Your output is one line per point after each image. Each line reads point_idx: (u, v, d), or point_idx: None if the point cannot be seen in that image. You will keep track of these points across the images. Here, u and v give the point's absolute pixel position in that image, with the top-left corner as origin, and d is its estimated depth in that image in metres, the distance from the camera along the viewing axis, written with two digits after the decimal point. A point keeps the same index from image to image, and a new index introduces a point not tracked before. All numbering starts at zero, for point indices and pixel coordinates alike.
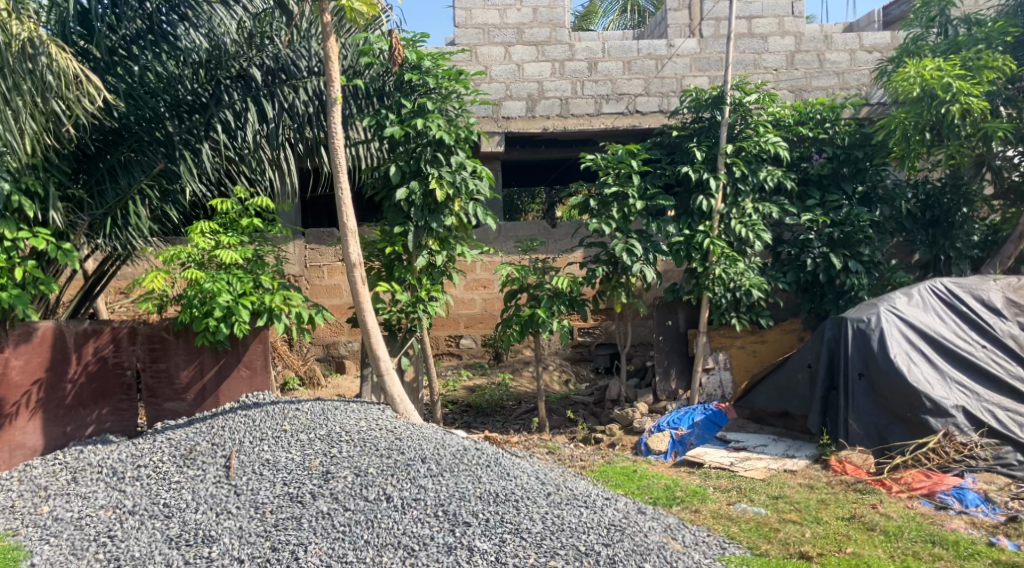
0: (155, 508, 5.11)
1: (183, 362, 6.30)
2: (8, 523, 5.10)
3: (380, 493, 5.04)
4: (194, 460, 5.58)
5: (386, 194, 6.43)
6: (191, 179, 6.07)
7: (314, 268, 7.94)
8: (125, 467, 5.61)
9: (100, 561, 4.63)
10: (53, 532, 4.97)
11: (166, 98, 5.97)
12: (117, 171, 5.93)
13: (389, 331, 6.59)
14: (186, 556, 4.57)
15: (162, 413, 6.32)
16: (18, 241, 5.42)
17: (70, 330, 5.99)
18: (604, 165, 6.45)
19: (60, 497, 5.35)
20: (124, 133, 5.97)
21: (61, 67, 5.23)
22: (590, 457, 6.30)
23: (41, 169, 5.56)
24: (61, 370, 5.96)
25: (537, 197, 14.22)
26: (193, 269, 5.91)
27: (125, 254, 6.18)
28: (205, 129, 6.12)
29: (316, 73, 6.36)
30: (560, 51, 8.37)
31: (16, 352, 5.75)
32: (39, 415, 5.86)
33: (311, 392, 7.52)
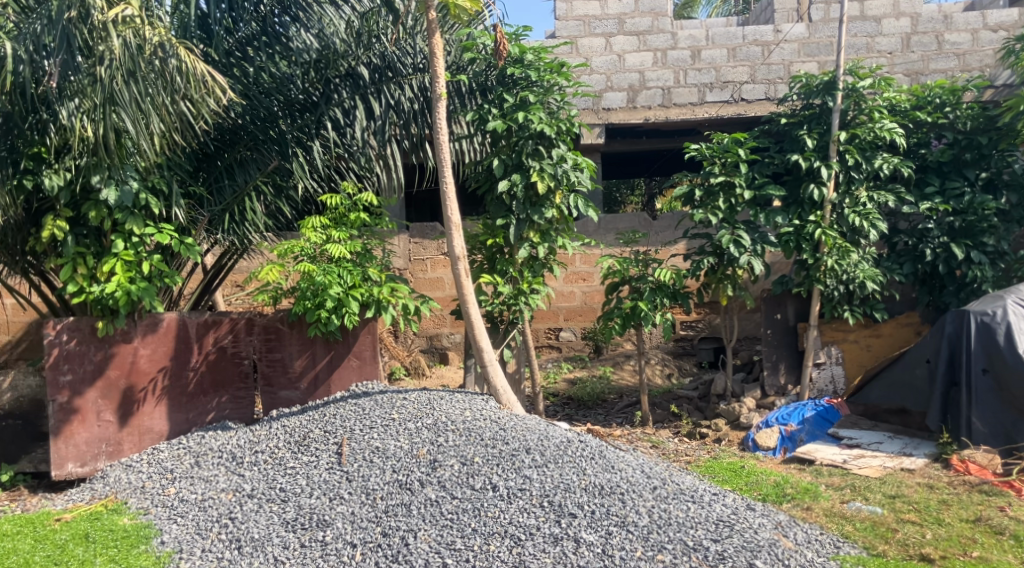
0: (272, 492, 5.38)
1: (298, 352, 6.46)
2: (140, 502, 5.48)
3: (486, 482, 5.16)
4: (308, 446, 5.81)
5: (488, 187, 6.46)
6: (304, 175, 6.26)
7: (417, 261, 7.97)
8: (244, 452, 5.88)
9: (224, 541, 4.96)
10: (181, 512, 5.31)
11: (280, 97, 6.21)
12: (234, 169, 6.22)
13: (491, 322, 6.63)
14: (302, 539, 4.86)
15: (278, 401, 6.47)
16: (145, 236, 5.78)
17: (193, 320, 6.22)
18: (710, 154, 6.27)
19: (185, 479, 5.66)
20: (241, 132, 6.23)
21: (190, 69, 5.52)
22: (695, 452, 6.21)
23: (166, 168, 5.89)
24: (184, 358, 6.19)
25: (637, 189, 14.28)
26: (306, 262, 6.13)
27: (243, 247, 6.41)
28: (316, 127, 6.32)
29: (422, 69, 6.45)
30: (662, 40, 8.28)
31: (143, 342, 6.04)
32: (164, 402, 6.14)
33: (416, 382, 7.60)
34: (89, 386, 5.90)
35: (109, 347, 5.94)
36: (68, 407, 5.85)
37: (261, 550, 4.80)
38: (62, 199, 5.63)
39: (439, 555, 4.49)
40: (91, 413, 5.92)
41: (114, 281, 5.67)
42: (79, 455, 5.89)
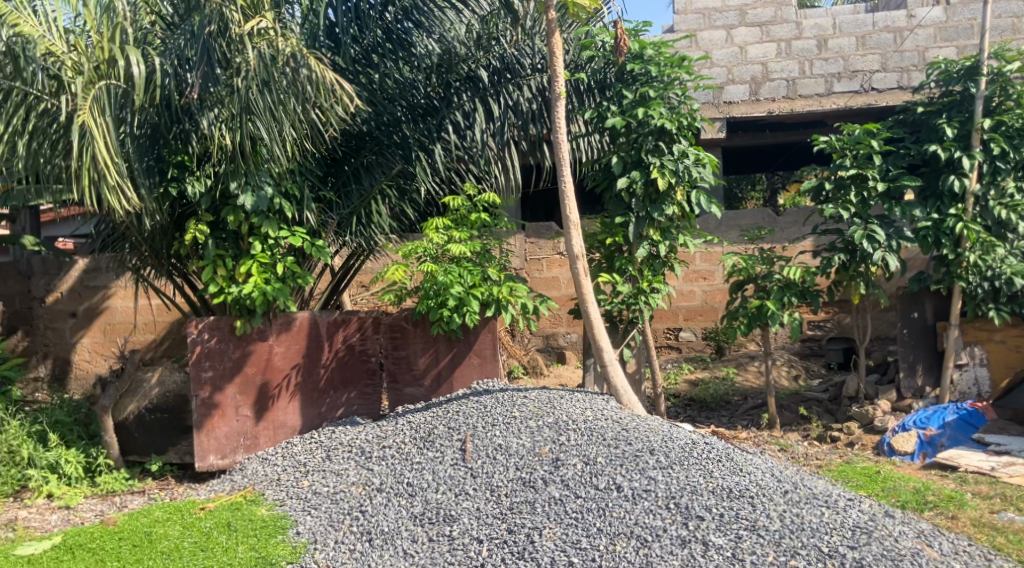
0: (400, 486, 5.52)
1: (422, 350, 6.59)
2: (276, 494, 5.73)
3: (610, 482, 5.13)
4: (433, 442, 5.93)
5: (607, 185, 6.39)
6: (427, 178, 6.44)
7: (533, 261, 8.00)
8: (372, 447, 6.05)
9: (356, 533, 5.13)
10: (314, 504, 5.52)
11: (403, 102, 6.38)
12: (361, 173, 6.43)
13: (611, 322, 6.58)
14: (430, 533, 4.97)
15: (403, 397, 6.63)
16: (279, 238, 6.07)
17: (324, 319, 6.44)
18: (840, 147, 6.05)
19: (318, 473, 5.87)
20: (366, 137, 6.43)
21: (319, 78, 5.69)
22: (826, 456, 6.00)
23: (298, 174, 6.16)
24: (316, 355, 6.42)
25: (758, 184, 14.02)
26: (429, 263, 6.28)
27: (369, 249, 6.62)
28: (438, 130, 6.43)
29: (540, 69, 6.54)
30: (786, 31, 8.02)
31: (279, 340, 6.29)
32: (297, 398, 6.38)
33: (535, 380, 7.59)
34: (228, 382, 6.17)
35: (247, 345, 6.21)
36: (210, 402, 6.12)
37: (391, 543, 4.94)
38: (204, 205, 5.95)
39: (565, 553, 4.49)
40: (231, 407, 6.17)
41: (252, 282, 5.95)
42: (220, 448, 6.16)
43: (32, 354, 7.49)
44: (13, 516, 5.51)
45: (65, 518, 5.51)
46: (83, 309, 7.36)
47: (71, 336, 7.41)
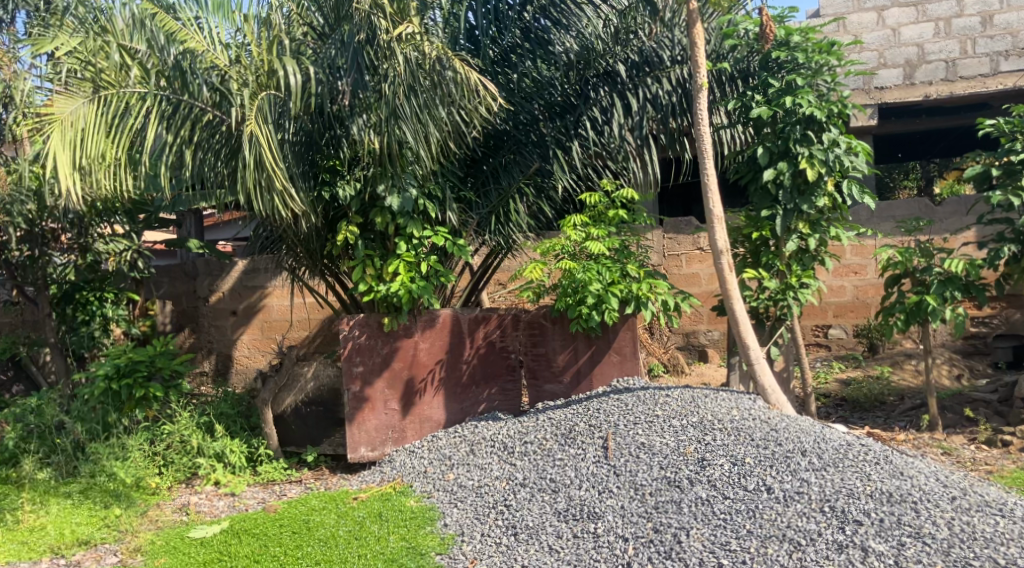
0: (543, 482, 5.57)
1: (561, 346, 6.61)
2: (423, 486, 5.89)
3: (760, 484, 4.98)
4: (575, 439, 5.94)
5: (752, 177, 6.25)
6: (564, 175, 6.39)
7: (672, 257, 7.87)
8: (515, 442, 6.12)
9: (501, 527, 5.21)
10: (460, 497, 5.64)
11: (541, 100, 6.41)
12: (500, 173, 6.52)
13: (756, 319, 6.41)
14: (574, 530, 4.98)
15: (543, 394, 6.67)
16: (423, 238, 6.28)
17: (465, 316, 6.57)
18: (1010, 130, 5.64)
19: (462, 466, 6.00)
20: (504, 137, 6.52)
21: (464, 79, 5.82)
22: (998, 461, 5.60)
23: (440, 176, 6.36)
24: (458, 352, 6.57)
25: (912, 173, 13.57)
26: (567, 260, 6.28)
27: (507, 247, 6.68)
28: (575, 127, 6.43)
29: (679, 61, 6.36)
30: (945, 9, 7.93)
31: (423, 336, 6.49)
32: (441, 393, 6.55)
33: (676, 378, 7.48)
34: (377, 376, 6.43)
35: (394, 341, 6.44)
36: (361, 396, 6.40)
37: (536, 537, 4.99)
38: (353, 208, 6.23)
39: (714, 554, 4.40)
40: (379, 401, 6.43)
41: (398, 280, 6.16)
42: (370, 440, 6.42)
43: (196, 350, 8.00)
44: (185, 500, 5.92)
45: (231, 504, 5.87)
46: (242, 307, 7.78)
47: (232, 333, 7.85)
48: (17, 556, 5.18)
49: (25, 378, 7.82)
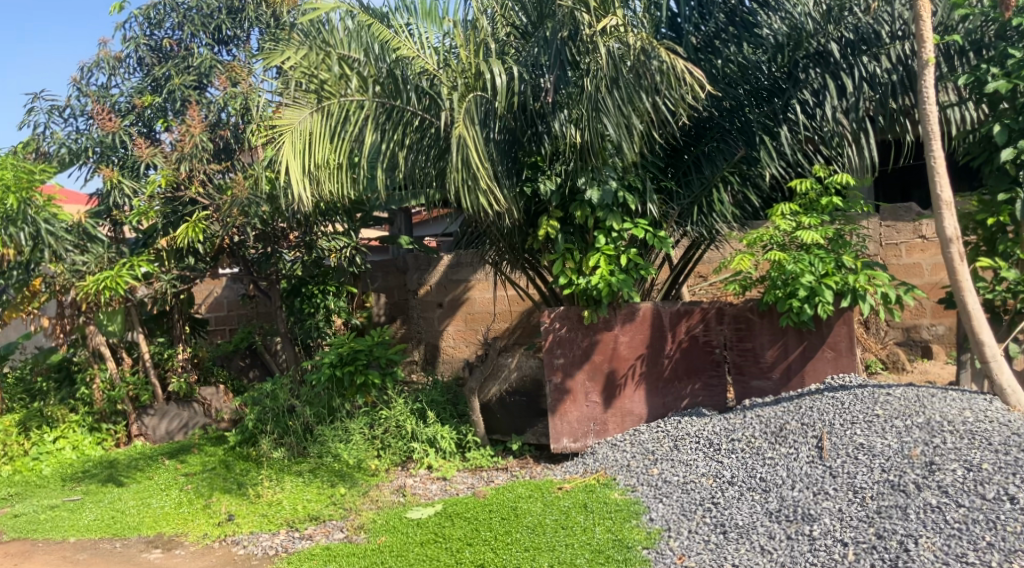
0: (753, 481, 5.39)
1: (769, 341, 6.39)
2: (628, 479, 5.88)
3: (1000, 493, 4.55)
4: (786, 438, 5.70)
5: (987, 158, 5.73)
6: (772, 162, 6.20)
7: (890, 247, 7.39)
8: (721, 439, 5.98)
9: (709, 524, 5.09)
10: (665, 492, 5.58)
11: (747, 85, 6.16)
12: (702, 162, 6.38)
13: (992, 313, 5.94)
14: (788, 531, 4.78)
15: (750, 390, 6.47)
16: (623, 231, 6.25)
17: (666, 310, 6.48)
18: None
19: (667, 461, 5.93)
20: (707, 125, 6.33)
21: (670, 67, 5.67)
22: None
23: (642, 167, 6.32)
24: (659, 346, 6.49)
25: None
26: (776, 251, 6.05)
27: (711, 239, 6.58)
28: (783, 112, 6.20)
29: (900, 37, 6.07)
30: None
31: (623, 329, 6.47)
32: (642, 386, 6.51)
33: (897, 376, 7.04)
34: (579, 369, 6.50)
35: (594, 334, 6.48)
36: (562, 388, 6.51)
37: (747, 537, 4.82)
38: (554, 201, 6.30)
39: None
40: (581, 393, 6.51)
41: (598, 274, 6.20)
42: (573, 432, 6.52)
43: (408, 339, 8.35)
44: (401, 483, 6.25)
45: (443, 488, 6.14)
46: (448, 299, 8.06)
47: (439, 324, 8.14)
48: (260, 527, 5.74)
49: (260, 364, 8.57)
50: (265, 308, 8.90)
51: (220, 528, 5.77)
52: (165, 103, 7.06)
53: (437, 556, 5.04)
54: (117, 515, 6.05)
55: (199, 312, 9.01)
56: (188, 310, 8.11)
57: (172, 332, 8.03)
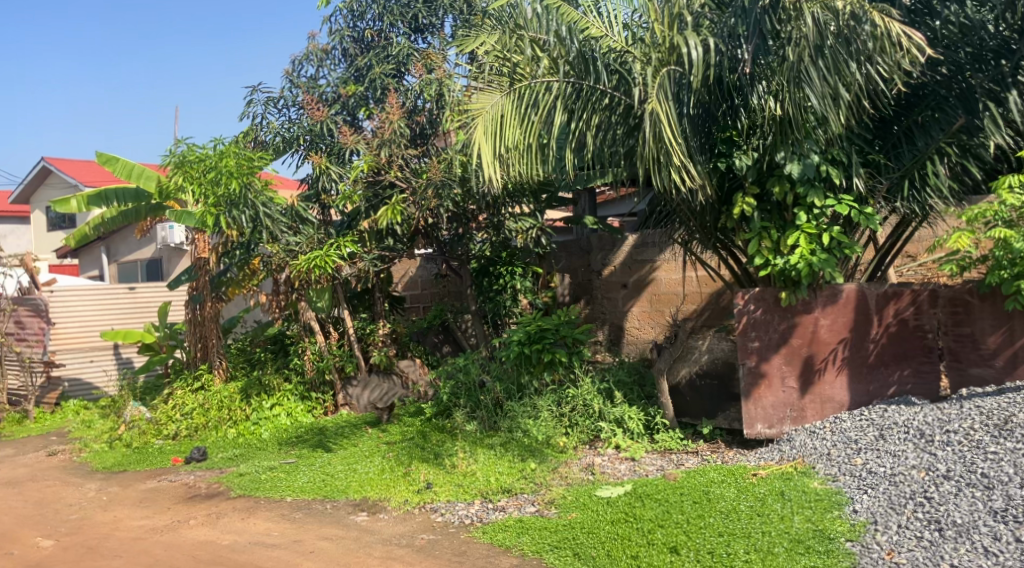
0: (973, 476, 4.93)
1: (991, 326, 5.95)
2: (828, 468, 5.57)
3: None
4: (1013, 432, 5.18)
5: None
6: (996, 131, 5.69)
7: None
8: (934, 431, 5.54)
9: (921, 520, 4.69)
10: (870, 483, 5.21)
11: (969, 47, 5.75)
12: (915, 133, 6.00)
13: None
14: (1017, 533, 4.31)
15: (967, 378, 6.06)
16: (825, 208, 5.98)
17: (873, 291, 6.17)
18: None
19: (872, 452, 5.56)
20: (923, 93, 5.98)
21: (883, 32, 5.27)
22: None
23: (847, 140, 6.01)
24: (864, 330, 6.19)
25: None
26: (1002, 228, 5.54)
27: (924, 216, 6.13)
28: (1012, 75, 5.74)
29: None
30: None
31: (824, 312, 6.20)
32: (844, 372, 6.22)
33: None
34: (775, 352, 6.30)
35: (793, 317, 6.26)
36: (756, 371, 6.31)
37: (967, 536, 4.40)
38: (750, 177, 6.12)
39: None
40: (777, 378, 6.29)
41: (798, 253, 5.97)
42: (767, 417, 6.32)
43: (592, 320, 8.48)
44: (590, 461, 6.30)
45: (632, 469, 6.11)
46: (632, 280, 8.02)
47: (623, 305, 8.13)
48: (456, 496, 5.97)
49: (452, 340, 8.79)
50: (456, 287, 9.27)
51: (420, 495, 6.06)
52: (366, 91, 7.40)
53: (627, 535, 4.99)
54: (327, 478, 6.51)
55: (395, 290, 9.50)
56: (388, 289, 8.79)
57: (373, 310, 8.66)
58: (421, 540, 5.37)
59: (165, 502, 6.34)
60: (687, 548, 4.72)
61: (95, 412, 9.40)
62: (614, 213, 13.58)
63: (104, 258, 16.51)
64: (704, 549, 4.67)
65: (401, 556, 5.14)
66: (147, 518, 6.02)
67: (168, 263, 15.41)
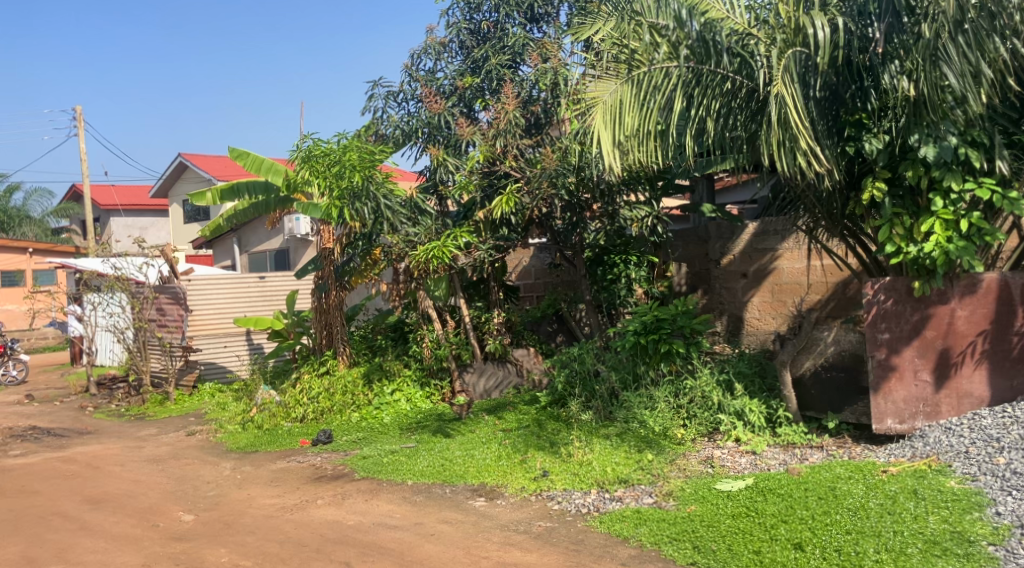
0: None
1: None
2: (967, 468, 5.26)
3: None
4: None
5: None
6: None
7: None
8: None
9: None
10: (1016, 485, 4.88)
11: None
12: None
13: None
14: None
15: None
16: (964, 192, 5.66)
17: (1018, 280, 5.76)
18: None
19: (1017, 451, 5.21)
20: None
21: None
22: None
23: (987, 119, 5.68)
24: (1008, 322, 5.79)
25: None
26: None
27: None
28: None
29: None
30: None
31: (961, 303, 5.88)
32: (984, 366, 5.86)
33: None
34: (906, 345, 6.02)
35: (926, 308, 5.96)
36: (887, 364, 6.07)
37: None
38: (881, 161, 5.85)
39: None
40: (908, 371, 6.01)
41: (933, 240, 5.67)
42: (898, 412, 6.04)
43: (710, 311, 8.28)
44: (709, 453, 6.19)
45: (753, 462, 5.96)
46: (753, 270, 7.89)
47: (743, 295, 7.97)
48: (572, 485, 5.97)
49: (566, 330, 8.97)
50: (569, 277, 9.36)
51: (536, 482, 6.10)
52: (483, 83, 7.50)
53: (749, 530, 4.87)
54: (446, 463, 6.64)
55: (510, 279, 9.60)
56: (502, 279, 8.85)
57: (488, 298, 8.80)
58: (538, 527, 5.41)
59: (293, 482, 6.62)
60: (813, 545, 4.56)
61: (230, 396, 10.01)
62: (735, 200, 13.16)
63: (238, 249, 17.34)
64: (831, 547, 4.50)
65: (520, 542, 5.18)
66: (277, 497, 6.29)
67: (298, 253, 15.94)
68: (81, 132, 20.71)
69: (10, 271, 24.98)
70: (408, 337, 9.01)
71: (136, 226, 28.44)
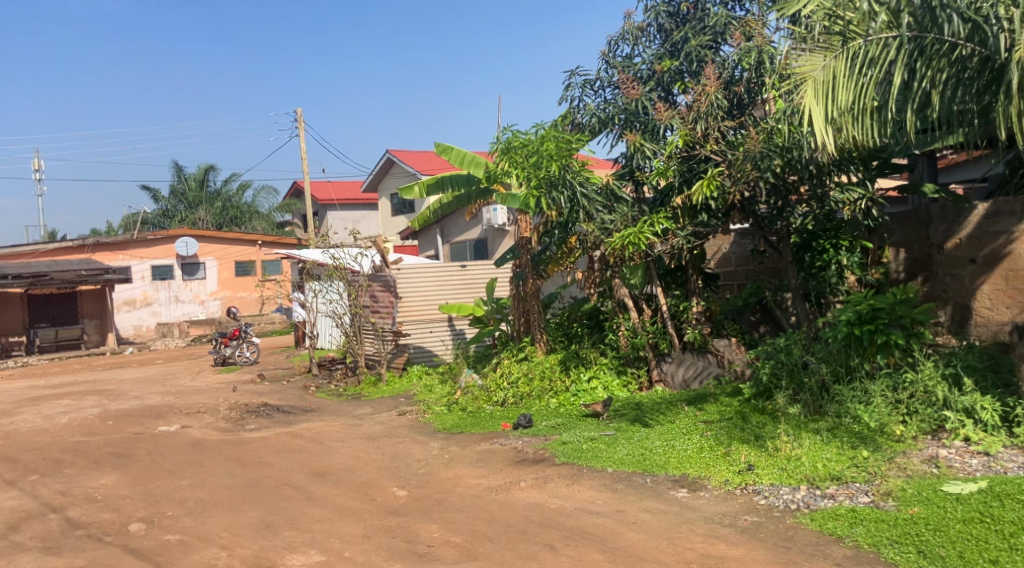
0: None
1: None
2: None
3: None
4: None
5: None
6: None
7: None
8: None
9: None
10: None
11: None
12: None
13: None
14: None
15: None
16: None
17: None
18: None
19: None
20: None
21: None
22: None
23: None
24: None
25: None
26: None
27: None
28: None
29: None
30: None
31: None
32: None
33: None
34: None
35: None
36: None
37: None
38: None
39: None
40: None
41: None
42: None
43: (934, 300, 7.87)
44: (933, 453, 5.74)
45: (986, 464, 5.46)
46: (983, 255, 7.30)
47: (971, 283, 7.44)
48: (780, 480, 5.74)
49: (769, 320, 8.65)
50: (772, 265, 9.17)
51: (741, 476, 5.93)
52: (682, 65, 7.49)
53: (985, 538, 4.46)
54: (646, 452, 6.61)
55: (709, 267, 9.41)
56: (701, 266, 8.74)
57: (686, 286, 8.75)
58: (744, 522, 5.24)
59: (498, 464, 6.84)
60: None
61: (436, 378, 10.55)
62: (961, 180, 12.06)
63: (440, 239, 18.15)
64: None
65: (725, 535, 5.05)
66: (483, 478, 6.53)
67: (493, 244, 16.47)
68: (299, 133, 22.48)
69: (238, 261, 27.71)
70: (604, 326, 9.16)
71: (346, 218, 30.59)
